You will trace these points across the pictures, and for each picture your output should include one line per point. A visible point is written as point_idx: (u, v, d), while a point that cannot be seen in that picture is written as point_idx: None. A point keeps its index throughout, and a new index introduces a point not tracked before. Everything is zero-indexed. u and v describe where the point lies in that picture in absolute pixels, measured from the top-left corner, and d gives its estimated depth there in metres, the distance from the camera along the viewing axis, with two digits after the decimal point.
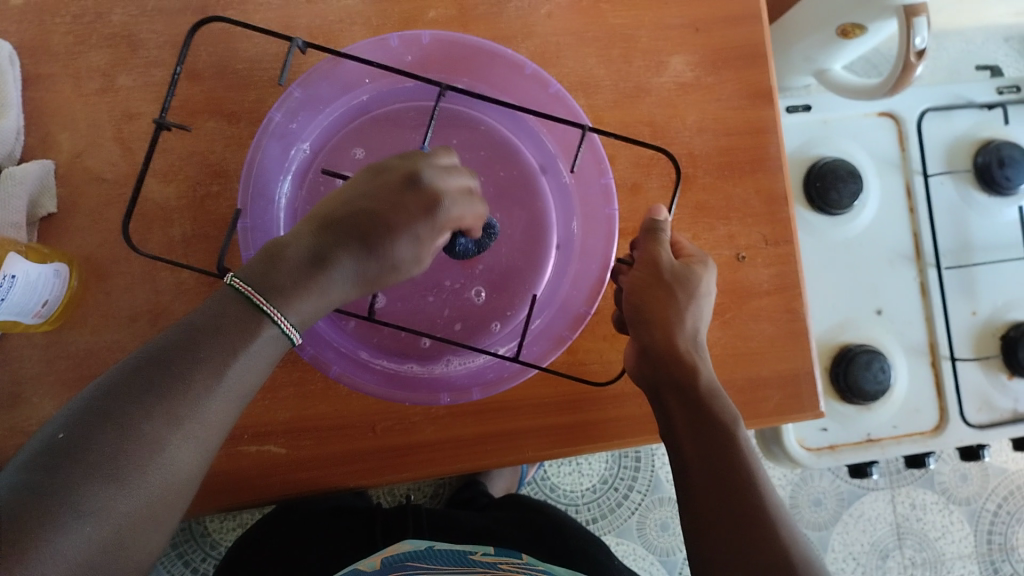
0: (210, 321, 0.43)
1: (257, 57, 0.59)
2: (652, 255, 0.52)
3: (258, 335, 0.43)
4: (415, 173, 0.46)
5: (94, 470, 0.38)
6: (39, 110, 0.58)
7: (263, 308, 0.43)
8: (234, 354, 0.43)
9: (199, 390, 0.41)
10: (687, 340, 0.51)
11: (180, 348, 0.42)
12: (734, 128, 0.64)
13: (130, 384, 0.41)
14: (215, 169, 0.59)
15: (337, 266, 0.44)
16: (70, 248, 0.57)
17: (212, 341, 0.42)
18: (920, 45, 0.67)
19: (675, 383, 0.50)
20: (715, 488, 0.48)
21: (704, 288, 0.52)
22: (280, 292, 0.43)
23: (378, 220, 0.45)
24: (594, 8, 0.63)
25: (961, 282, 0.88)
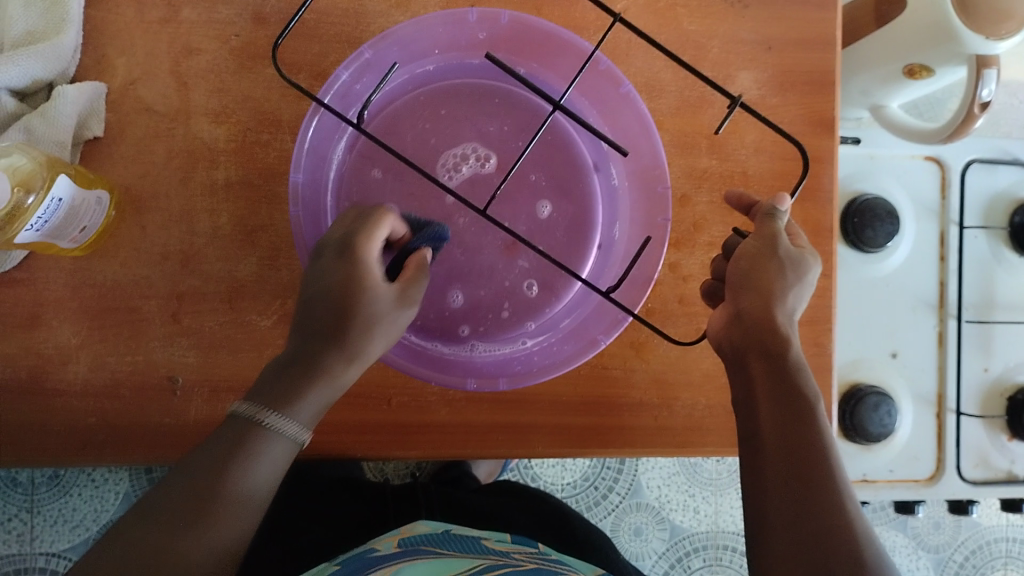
0: (225, 445, 0.44)
1: (327, 10, 0.58)
2: (767, 232, 0.50)
3: (264, 446, 0.44)
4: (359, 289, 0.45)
5: (163, 548, 0.41)
6: (99, 30, 0.57)
7: (259, 424, 0.44)
8: (247, 467, 0.43)
9: (234, 493, 0.43)
10: (785, 315, 0.47)
11: (199, 474, 0.43)
12: (791, 154, 0.63)
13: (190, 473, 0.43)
14: (268, 118, 0.57)
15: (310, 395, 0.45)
16: (111, 176, 0.56)
17: (229, 484, 0.43)
18: (987, 97, 0.67)
19: (763, 350, 0.46)
20: (777, 453, 0.44)
21: (811, 277, 0.49)
22: (283, 402, 0.45)
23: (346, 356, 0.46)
24: (671, 12, 0.62)
25: (977, 338, 0.88)
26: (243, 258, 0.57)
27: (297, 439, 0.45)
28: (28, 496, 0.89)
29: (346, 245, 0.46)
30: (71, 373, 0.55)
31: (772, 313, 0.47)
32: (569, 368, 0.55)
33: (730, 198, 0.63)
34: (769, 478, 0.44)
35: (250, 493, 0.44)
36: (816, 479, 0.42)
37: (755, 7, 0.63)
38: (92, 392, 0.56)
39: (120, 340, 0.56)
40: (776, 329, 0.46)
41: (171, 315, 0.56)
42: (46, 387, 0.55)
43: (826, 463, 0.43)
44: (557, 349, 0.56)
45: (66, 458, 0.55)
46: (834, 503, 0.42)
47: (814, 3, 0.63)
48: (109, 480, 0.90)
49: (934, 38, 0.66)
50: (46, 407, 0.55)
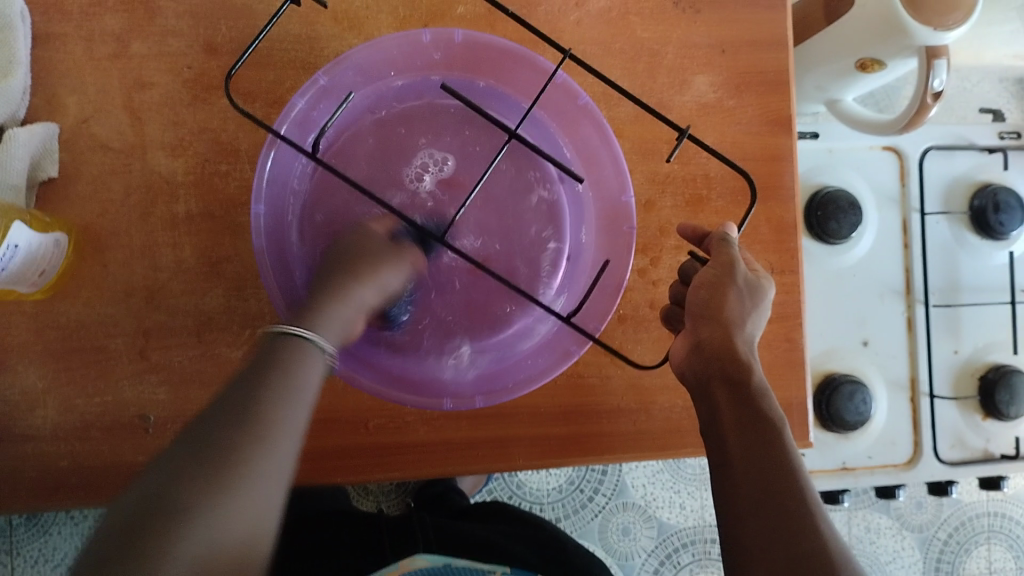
0: (254, 369, 0.42)
1: (278, 37, 0.58)
2: (725, 259, 0.51)
3: (304, 378, 0.43)
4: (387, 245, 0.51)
5: (236, 460, 0.38)
6: (48, 69, 0.56)
7: (303, 339, 0.44)
8: (282, 403, 0.41)
9: (274, 429, 0.40)
10: (744, 341, 0.49)
11: (219, 429, 0.39)
12: (751, 154, 0.64)
13: (194, 436, 0.39)
14: (226, 148, 0.57)
15: (336, 313, 0.46)
16: (70, 216, 0.56)
17: (272, 414, 0.41)
18: (938, 87, 0.68)
19: (726, 376, 0.48)
20: (751, 482, 0.45)
21: (765, 301, 0.51)
22: (304, 317, 0.46)
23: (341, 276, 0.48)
24: (624, 20, 0.62)
25: (945, 321, 0.89)
26: (210, 290, 0.56)
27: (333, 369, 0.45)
28: (6, 537, 0.88)
29: (359, 246, 0.50)
30: (40, 418, 0.55)
31: (733, 340, 0.48)
32: (544, 381, 0.55)
33: (693, 200, 0.63)
34: (749, 506, 0.44)
35: (275, 454, 0.40)
36: (795, 503, 0.43)
37: (706, 11, 0.63)
38: (63, 436, 0.55)
39: (89, 381, 0.55)
40: (738, 355, 0.48)
41: (140, 352, 0.56)
42: (16, 433, 0.54)
43: (799, 485, 0.44)
44: (531, 363, 0.56)
45: (41, 503, 0.54)
46: (814, 526, 0.42)
47: (764, 3, 0.64)
48: (89, 516, 0.89)
49: (883, 32, 0.67)
50: (17, 453, 0.54)
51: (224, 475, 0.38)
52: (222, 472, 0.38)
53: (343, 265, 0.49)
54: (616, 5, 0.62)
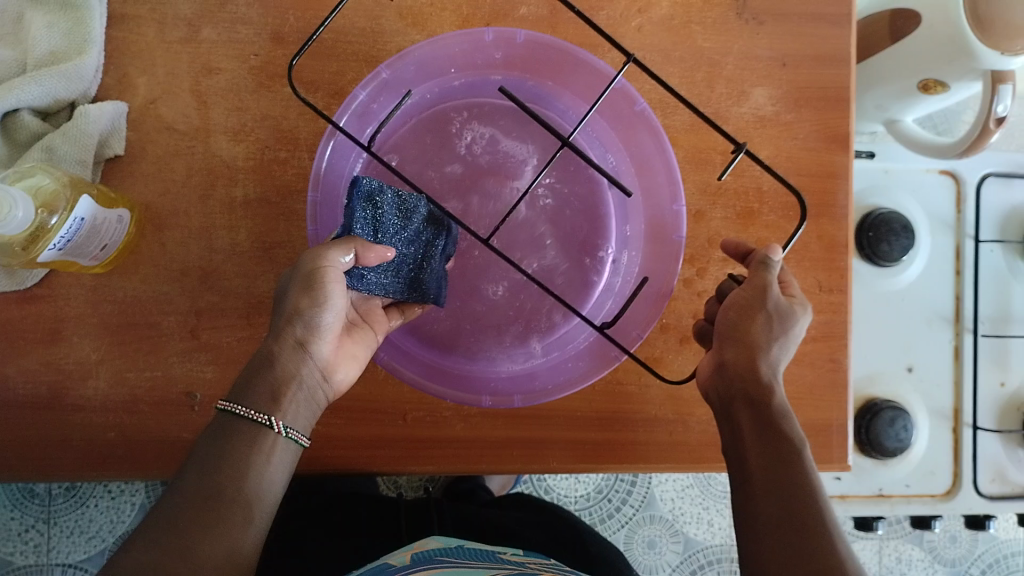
0: (209, 446, 0.45)
1: (344, 29, 0.59)
2: (759, 282, 0.49)
3: (268, 448, 0.46)
4: (312, 280, 0.46)
5: (217, 516, 0.42)
6: (120, 50, 0.58)
7: (254, 422, 0.45)
8: (254, 469, 0.45)
9: (242, 495, 0.44)
10: (769, 365, 0.48)
11: (185, 500, 0.43)
12: (806, 169, 0.63)
13: (171, 501, 0.43)
14: (287, 136, 0.58)
15: (283, 385, 0.47)
16: (132, 194, 0.57)
17: (243, 482, 0.44)
18: (1002, 112, 0.66)
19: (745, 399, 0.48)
20: (767, 502, 0.45)
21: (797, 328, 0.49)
22: (247, 391, 0.46)
23: (278, 340, 0.47)
24: (686, 29, 0.62)
25: (993, 352, 0.87)
26: (261, 274, 0.58)
27: (298, 441, 0.48)
28: (45, 507, 0.90)
29: (300, 290, 0.46)
30: (92, 389, 0.56)
31: (756, 364, 0.48)
32: (583, 384, 0.56)
33: (744, 213, 0.63)
34: (765, 521, 0.45)
35: (244, 520, 0.43)
36: (809, 523, 0.43)
37: (769, 24, 0.63)
38: (112, 407, 0.56)
39: (140, 356, 0.57)
40: (759, 380, 0.47)
41: (190, 331, 0.57)
42: (67, 403, 0.56)
43: (816, 508, 0.44)
44: (570, 365, 0.56)
45: (86, 472, 0.56)
46: (826, 546, 0.42)
47: (829, 19, 0.63)
48: (126, 491, 0.91)
49: (949, 53, 0.66)
50: (67, 422, 0.56)
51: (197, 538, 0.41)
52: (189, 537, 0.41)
53: (292, 313, 0.47)
54: (678, 13, 0.62)
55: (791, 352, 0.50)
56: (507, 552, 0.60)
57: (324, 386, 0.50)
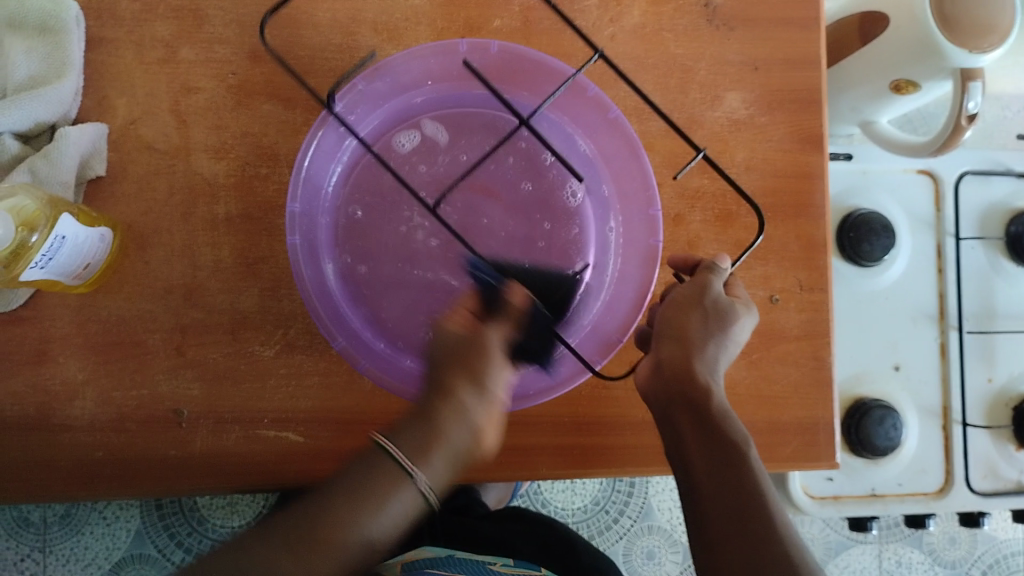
0: (366, 464, 0.51)
1: (320, 46, 0.60)
2: (700, 281, 0.51)
3: (404, 495, 0.50)
4: (480, 353, 0.52)
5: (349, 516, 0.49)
6: (100, 72, 0.58)
7: (400, 467, 0.50)
8: (394, 494, 0.50)
9: (380, 511, 0.50)
10: (706, 367, 0.49)
11: (331, 505, 0.50)
12: (781, 171, 0.64)
13: (317, 503, 0.50)
14: (267, 153, 0.59)
15: (434, 442, 0.51)
16: (114, 213, 0.58)
17: (380, 503, 0.50)
18: (973, 109, 0.67)
19: (682, 402, 0.48)
20: (713, 505, 0.47)
21: (738, 329, 0.50)
22: (401, 435, 0.51)
23: (437, 393, 0.52)
24: (657, 36, 0.63)
25: (980, 349, 0.88)
26: (246, 290, 0.58)
27: (427, 497, 0.51)
28: (40, 535, 0.90)
29: (463, 364, 0.52)
30: (78, 409, 0.56)
31: (692, 366, 0.48)
32: (567, 387, 0.55)
33: (722, 216, 0.63)
34: (717, 526, 0.46)
35: (376, 523, 0.50)
36: (761, 526, 0.45)
37: (740, 29, 0.64)
38: (99, 427, 0.56)
39: (126, 374, 0.57)
40: (694, 380, 0.48)
41: (176, 348, 0.57)
42: (54, 423, 0.56)
43: (763, 507, 0.46)
44: (550, 371, 0.56)
45: (74, 493, 0.56)
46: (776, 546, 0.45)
47: (797, 23, 0.65)
48: (121, 516, 0.90)
49: (918, 53, 0.68)
50: (54, 443, 0.56)
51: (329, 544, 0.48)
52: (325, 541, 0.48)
53: (459, 361, 0.52)
54: (650, 21, 0.63)
55: (732, 353, 0.51)
56: (496, 563, 0.61)
57: (477, 448, 0.53)
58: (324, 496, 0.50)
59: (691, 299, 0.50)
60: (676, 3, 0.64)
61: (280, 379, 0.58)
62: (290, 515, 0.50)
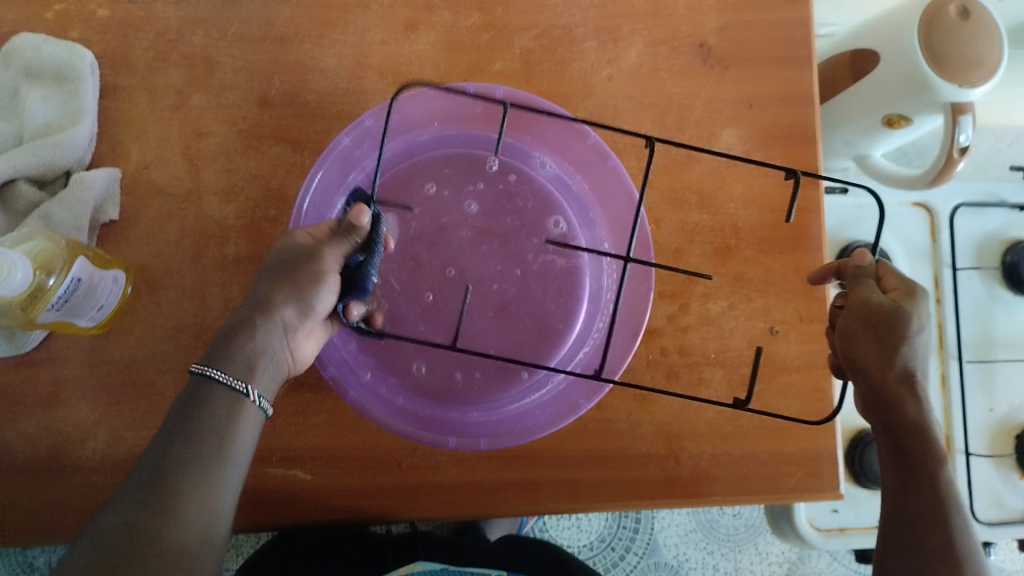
0: (186, 405, 0.44)
1: (327, 90, 0.61)
2: (857, 297, 0.48)
3: (241, 416, 0.44)
4: (311, 269, 0.47)
5: (186, 492, 0.42)
6: (114, 119, 0.60)
7: (231, 388, 0.44)
8: (233, 433, 0.44)
9: (222, 463, 0.43)
10: (899, 379, 0.47)
11: (164, 465, 0.42)
12: (780, 205, 0.65)
13: (144, 468, 0.42)
14: (275, 194, 0.60)
15: (260, 357, 0.46)
16: (127, 256, 0.59)
17: (220, 451, 0.43)
18: (965, 141, 0.68)
19: (881, 421, 0.49)
20: (897, 519, 0.49)
21: (919, 327, 0.46)
22: (223, 358, 0.45)
23: (269, 315, 0.46)
24: (655, 76, 0.65)
25: (979, 377, 0.89)
26: None
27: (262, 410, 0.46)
28: None
29: (291, 278, 0.47)
30: (90, 449, 0.57)
31: (884, 383, 0.47)
32: (549, 428, 0.56)
33: (722, 249, 0.65)
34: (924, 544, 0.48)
35: (219, 489, 0.43)
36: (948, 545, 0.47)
37: (734, 68, 0.65)
38: (110, 467, 0.57)
39: (137, 416, 0.57)
40: (892, 396, 0.47)
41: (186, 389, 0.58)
42: (65, 465, 0.57)
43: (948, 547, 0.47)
44: (539, 412, 0.57)
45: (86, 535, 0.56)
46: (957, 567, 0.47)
47: (790, 61, 0.66)
48: None
49: (908, 88, 0.69)
50: (66, 485, 0.57)
51: (174, 513, 0.41)
52: (169, 513, 0.41)
53: (294, 270, 0.47)
54: (647, 62, 0.65)
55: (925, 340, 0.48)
56: None
57: (291, 364, 0.49)
58: (153, 459, 0.42)
59: (861, 318, 0.47)
60: (672, 45, 0.65)
61: (289, 416, 0.60)
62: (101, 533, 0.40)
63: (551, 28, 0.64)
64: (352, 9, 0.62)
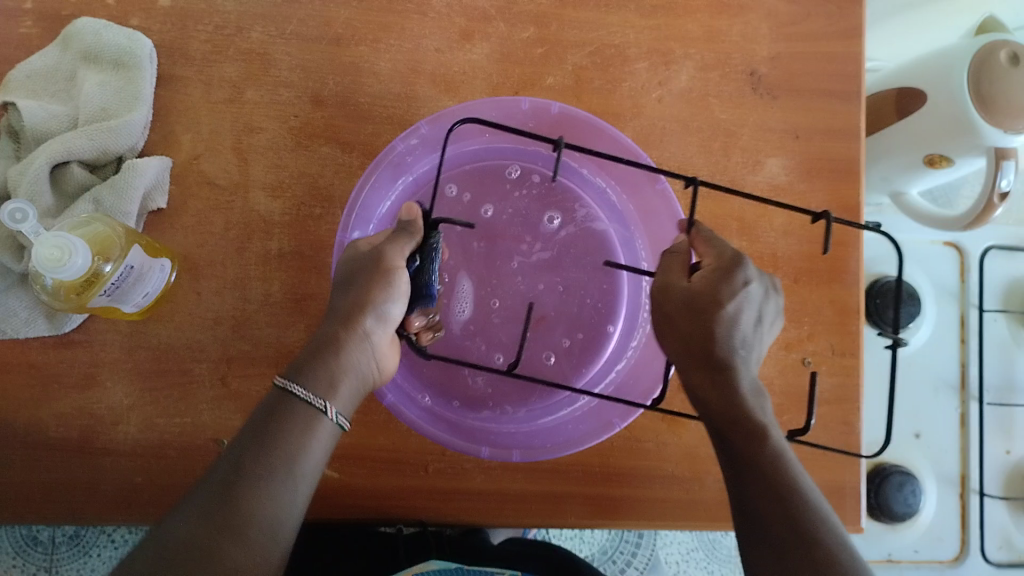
0: (261, 424, 0.45)
1: (379, 93, 0.62)
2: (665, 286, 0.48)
3: (319, 434, 0.46)
4: (382, 274, 0.48)
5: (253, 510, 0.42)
6: (167, 108, 0.61)
7: (310, 406, 0.45)
8: (304, 450, 0.45)
9: (290, 482, 0.44)
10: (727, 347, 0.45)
11: (234, 480, 0.42)
12: (819, 237, 0.65)
13: (213, 483, 0.42)
14: (321, 193, 0.60)
15: (340, 373, 0.47)
16: (171, 244, 0.59)
17: (290, 470, 0.44)
18: (1005, 187, 0.68)
19: (702, 402, 0.46)
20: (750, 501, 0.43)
21: (734, 307, 0.45)
22: (306, 375, 0.46)
23: (348, 326, 0.48)
24: (703, 101, 0.65)
25: (999, 420, 0.89)
26: (293, 326, 0.59)
27: (339, 424, 0.47)
28: (47, 555, 0.89)
29: (368, 284, 0.48)
30: (122, 433, 0.57)
31: (713, 357, 0.45)
32: (583, 446, 0.57)
33: None
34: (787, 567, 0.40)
35: (286, 511, 0.43)
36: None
37: (783, 99, 0.65)
38: (140, 452, 0.57)
39: (171, 402, 0.58)
40: (711, 366, 0.45)
41: (221, 379, 0.58)
42: (96, 446, 0.57)
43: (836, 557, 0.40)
44: (571, 428, 0.58)
45: (112, 517, 0.57)
46: None
47: (839, 95, 0.66)
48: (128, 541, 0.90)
49: (950, 129, 0.70)
50: (96, 465, 0.57)
51: (240, 530, 0.41)
52: (235, 529, 0.41)
53: (361, 278, 0.48)
54: (697, 86, 0.65)
55: (760, 341, 0.47)
56: (504, 575, 0.62)
57: (376, 376, 0.50)
58: (224, 472, 0.43)
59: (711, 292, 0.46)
60: (722, 71, 0.65)
61: None
62: (162, 543, 0.40)
63: (604, 47, 0.64)
64: (409, 15, 0.62)
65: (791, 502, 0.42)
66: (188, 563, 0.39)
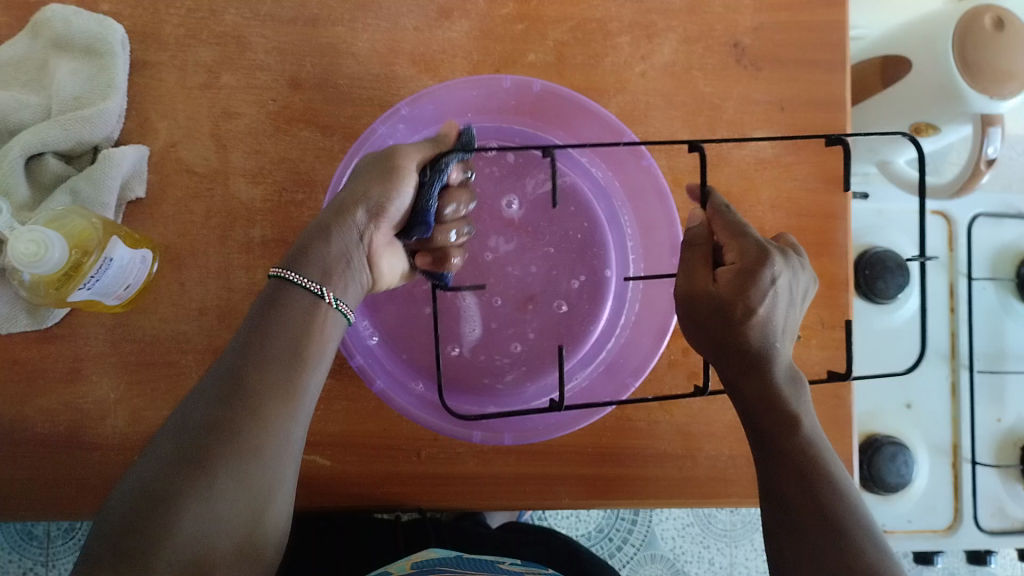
0: (265, 309, 0.45)
1: (358, 75, 0.61)
2: (690, 289, 0.47)
3: (321, 318, 0.46)
4: (394, 168, 0.50)
5: (265, 392, 0.42)
6: (142, 95, 0.60)
7: (306, 290, 0.46)
8: (309, 336, 0.45)
9: (300, 363, 0.44)
10: (761, 337, 0.45)
11: (243, 367, 0.43)
12: (806, 210, 0.65)
13: (223, 370, 0.43)
14: (303, 178, 0.59)
15: (333, 259, 0.47)
16: (153, 234, 0.58)
17: (298, 350, 0.44)
18: (992, 153, 0.67)
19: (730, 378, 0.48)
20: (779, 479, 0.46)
21: (766, 310, 0.45)
22: (301, 261, 0.47)
23: (344, 226, 0.48)
24: (687, 75, 0.64)
25: (990, 387, 0.89)
26: None
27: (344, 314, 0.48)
28: (42, 549, 0.89)
29: (372, 192, 0.49)
30: (109, 427, 0.57)
31: (749, 349, 0.46)
32: (575, 425, 0.57)
33: None
34: (814, 549, 0.44)
35: (299, 393, 0.44)
36: (845, 559, 0.43)
37: (767, 70, 0.65)
38: (129, 446, 0.57)
39: (158, 394, 0.57)
40: (745, 356, 0.46)
41: (208, 369, 0.58)
42: (85, 441, 0.57)
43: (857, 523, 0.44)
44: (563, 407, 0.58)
45: (103, 511, 0.56)
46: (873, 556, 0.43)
47: (823, 65, 0.65)
48: None
49: (936, 99, 0.69)
50: (84, 461, 0.57)
51: (254, 411, 0.42)
52: (250, 412, 0.41)
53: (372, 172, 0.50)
54: (680, 60, 0.64)
55: (795, 322, 0.48)
56: (505, 562, 0.62)
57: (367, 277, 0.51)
58: (234, 360, 0.43)
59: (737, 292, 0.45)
60: (705, 44, 0.64)
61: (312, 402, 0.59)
62: (180, 432, 0.41)
63: (585, 22, 0.63)
64: None
65: (815, 475, 0.45)
66: (197, 450, 0.40)
